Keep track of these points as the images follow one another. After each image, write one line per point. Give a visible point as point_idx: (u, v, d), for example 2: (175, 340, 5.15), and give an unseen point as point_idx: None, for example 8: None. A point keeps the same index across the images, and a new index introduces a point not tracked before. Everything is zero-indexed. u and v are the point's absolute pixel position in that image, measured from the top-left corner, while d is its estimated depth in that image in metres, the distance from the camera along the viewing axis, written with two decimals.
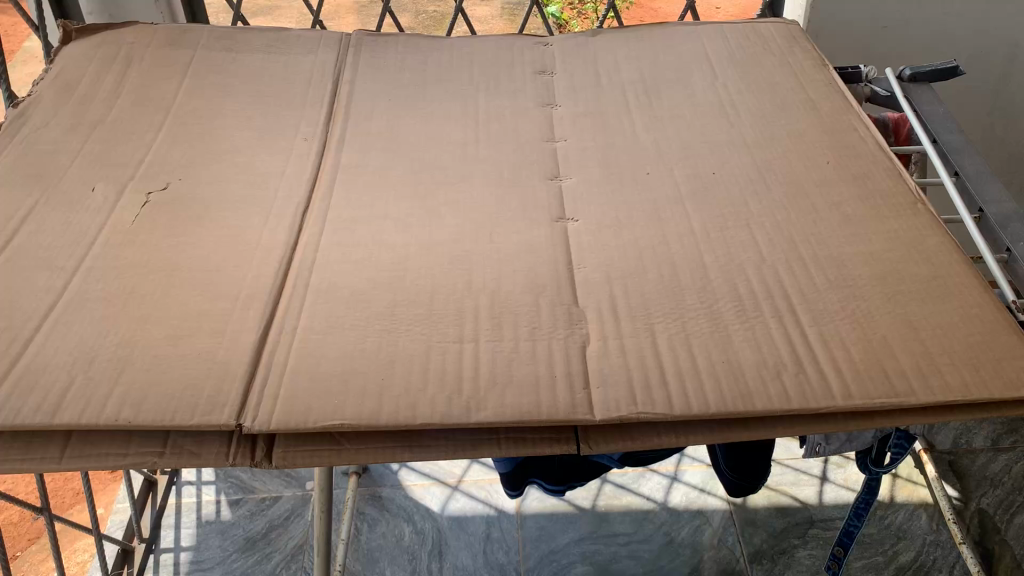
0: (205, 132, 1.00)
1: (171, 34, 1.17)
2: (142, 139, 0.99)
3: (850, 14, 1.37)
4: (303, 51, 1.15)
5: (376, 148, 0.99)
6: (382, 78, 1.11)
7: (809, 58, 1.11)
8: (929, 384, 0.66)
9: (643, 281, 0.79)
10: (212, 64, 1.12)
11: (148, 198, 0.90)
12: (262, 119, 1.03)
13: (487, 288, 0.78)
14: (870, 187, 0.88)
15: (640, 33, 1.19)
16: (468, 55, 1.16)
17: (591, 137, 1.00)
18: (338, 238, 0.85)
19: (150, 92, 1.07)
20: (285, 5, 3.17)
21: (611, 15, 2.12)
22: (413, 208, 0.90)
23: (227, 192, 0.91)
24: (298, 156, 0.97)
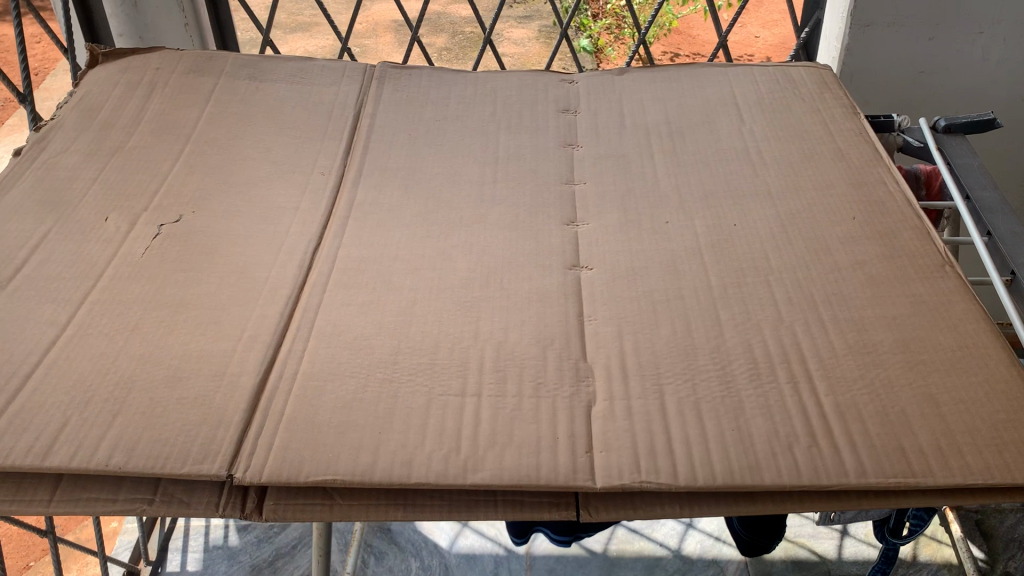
0: (223, 164, 1.00)
1: (196, 59, 1.17)
2: (159, 168, 0.99)
3: (885, 59, 1.34)
4: (327, 82, 1.15)
5: (392, 186, 0.98)
6: (404, 112, 1.10)
7: (840, 105, 1.08)
8: (949, 466, 0.63)
9: (655, 337, 0.76)
10: (236, 92, 1.12)
11: (159, 231, 0.89)
12: (280, 151, 1.03)
13: (494, 338, 0.76)
14: (896, 246, 0.85)
15: (667, 73, 1.17)
16: (492, 90, 1.15)
17: (611, 182, 0.98)
18: (347, 280, 0.84)
19: (171, 119, 1.07)
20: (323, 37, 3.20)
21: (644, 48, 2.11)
22: (426, 250, 0.88)
23: (240, 226, 0.91)
24: (313, 192, 0.97)
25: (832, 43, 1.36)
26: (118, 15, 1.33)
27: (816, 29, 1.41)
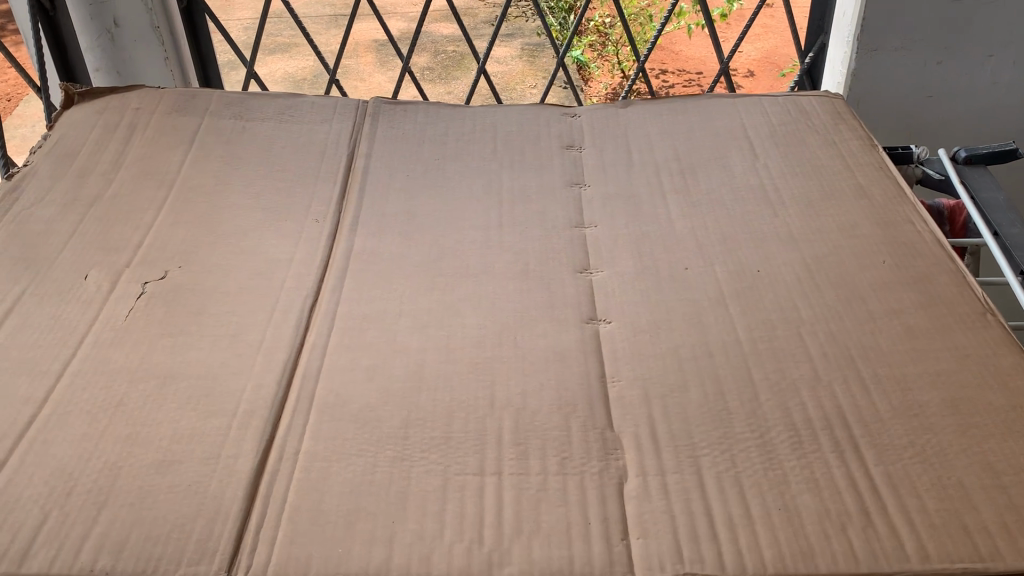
0: (210, 212, 0.94)
1: (178, 98, 1.11)
2: (141, 219, 0.92)
3: (892, 83, 1.30)
4: (318, 119, 1.09)
5: (392, 233, 0.92)
6: (400, 151, 1.04)
7: (856, 136, 1.04)
8: (1018, 546, 0.58)
9: (686, 400, 0.71)
10: (221, 133, 1.06)
11: (143, 289, 0.83)
12: (269, 197, 0.97)
13: (511, 406, 0.71)
14: (932, 292, 0.80)
15: (674, 105, 1.12)
16: (491, 126, 1.10)
17: (624, 224, 0.93)
18: (349, 341, 0.78)
19: (152, 164, 1.00)
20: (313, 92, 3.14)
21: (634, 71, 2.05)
22: (431, 305, 0.82)
23: (230, 281, 0.84)
24: (308, 242, 0.91)
25: (837, 67, 1.32)
26: (94, 49, 1.27)
27: (821, 53, 1.36)
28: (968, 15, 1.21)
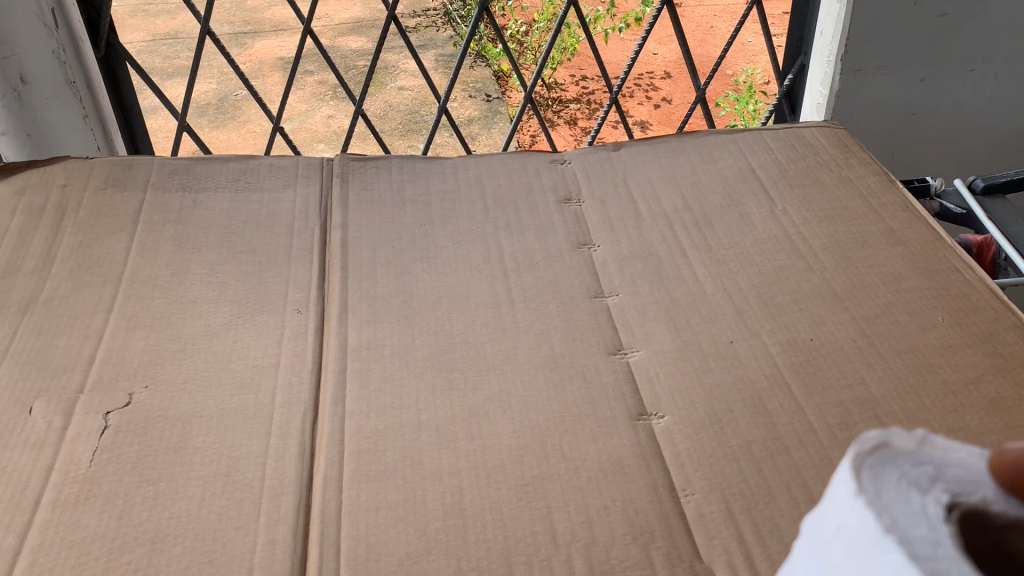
0: (170, 312, 0.80)
1: (112, 170, 0.96)
2: (89, 327, 0.78)
3: (878, 103, 1.23)
4: (278, 186, 0.97)
5: (389, 321, 0.80)
6: (379, 219, 0.92)
7: (872, 171, 0.97)
8: None
9: (775, 513, 0.62)
10: (169, 210, 0.92)
11: (106, 421, 0.69)
12: (238, 286, 0.84)
13: (577, 537, 0.60)
14: (1004, 354, 0.73)
15: (669, 146, 1.03)
16: (475, 181, 0.99)
17: (649, 290, 0.83)
18: (367, 470, 0.66)
19: (91, 255, 0.86)
20: (226, 112, 2.84)
21: None
22: (454, 412, 0.71)
23: (211, 402, 0.72)
24: (293, 340, 0.78)
25: (817, 89, 1.24)
26: None
27: (800, 75, 1.29)
28: (953, 29, 1.15)
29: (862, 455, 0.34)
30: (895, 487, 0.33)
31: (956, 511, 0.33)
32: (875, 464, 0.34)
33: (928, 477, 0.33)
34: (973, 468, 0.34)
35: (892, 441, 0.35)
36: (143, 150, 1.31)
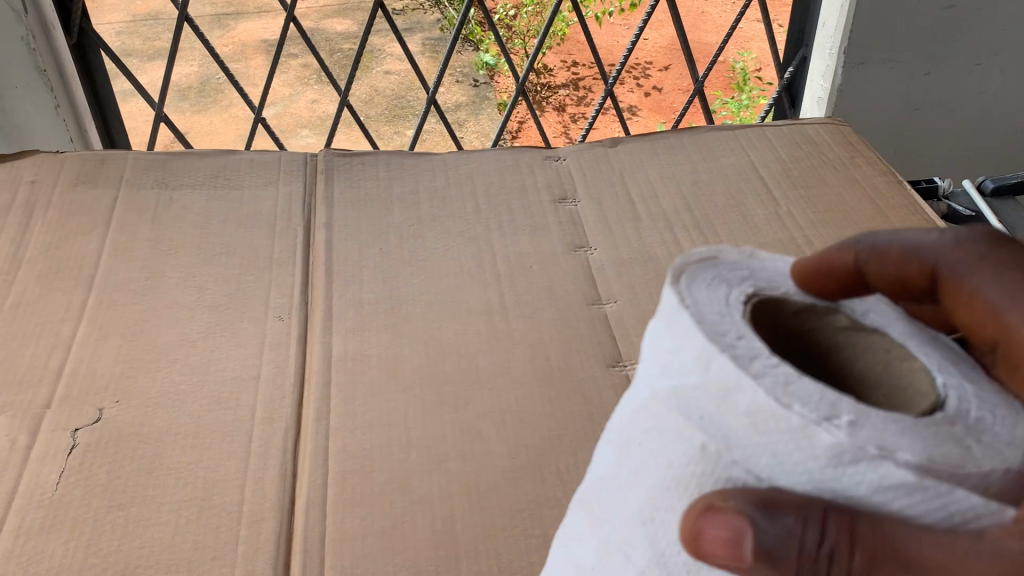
0: (144, 320, 0.76)
1: (83, 165, 0.91)
2: (58, 336, 0.74)
3: (881, 97, 1.19)
4: (260, 183, 0.92)
5: (377, 329, 0.76)
6: (365, 219, 0.88)
7: (878, 171, 0.93)
8: None
9: None
10: (143, 209, 0.87)
11: (74, 440, 0.65)
12: (216, 292, 0.79)
13: None
14: None
15: (669, 142, 0.99)
16: (466, 179, 0.94)
17: (648, 297, 0.79)
18: (353, 494, 0.62)
19: (61, 256, 0.81)
20: (208, 95, 2.77)
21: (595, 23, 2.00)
22: (446, 428, 0.67)
23: (188, 419, 0.68)
24: (275, 350, 0.74)
25: (819, 82, 1.20)
26: None
27: (801, 68, 1.25)
28: (961, 21, 1.11)
29: (690, 260, 0.45)
30: (710, 280, 0.44)
31: (755, 297, 0.45)
32: (698, 265, 0.46)
33: (740, 275, 0.46)
34: (780, 273, 0.49)
35: (717, 254, 0.47)
36: (120, 143, 1.26)
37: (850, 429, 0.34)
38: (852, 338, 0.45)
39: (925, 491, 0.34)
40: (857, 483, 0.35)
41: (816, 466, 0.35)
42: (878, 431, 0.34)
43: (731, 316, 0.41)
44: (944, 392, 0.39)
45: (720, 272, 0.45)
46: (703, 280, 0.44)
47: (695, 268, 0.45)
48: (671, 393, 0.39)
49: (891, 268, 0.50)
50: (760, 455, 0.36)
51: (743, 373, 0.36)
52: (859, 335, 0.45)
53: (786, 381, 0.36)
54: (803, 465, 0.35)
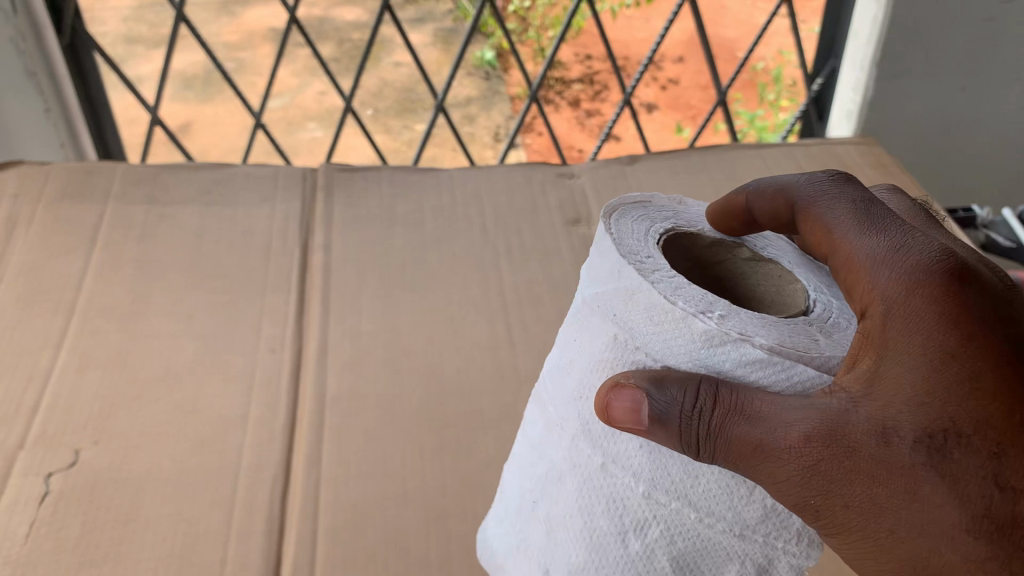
0: (128, 349, 0.71)
1: (68, 177, 0.86)
2: (35, 366, 0.69)
3: (911, 114, 1.14)
4: (256, 199, 0.87)
5: (376, 364, 0.72)
6: (366, 240, 0.84)
7: (914, 198, 0.89)
8: None
9: None
10: (132, 226, 0.82)
11: (46, 486, 0.61)
12: (206, 319, 0.75)
13: None
14: None
15: (689, 160, 0.94)
16: (474, 198, 0.89)
17: None
18: (345, 550, 0.58)
19: (42, 277, 0.77)
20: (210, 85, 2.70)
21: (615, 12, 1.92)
22: (446, 480, 0.63)
23: (170, 463, 0.63)
24: (265, 385, 0.69)
25: (848, 95, 1.15)
26: None
27: (830, 80, 1.19)
28: (1000, 35, 1.05)
29: (623, 203, 0.51)
30: (635, 219, 0.49)
31: (674, 233, 0.50)
32: (629, 207, 0.51)
33: (664, 216, 0.51)
34: (700, 217, 0.54)
35: (649, 200, 0.52)
36: (112, 146, 1.21)
37: (721, 318, 0.39)
38: (754, 269, 0.50)
39: (780, 367, 0.38)
40: (725, 361, 0.39)
41: (689, 346, 0.39)
42: (746, 324, 0.39)
43: (646, 245, 0.46)
44: (809, 302, 0.46)
45: (646, 211, 0.51)
46: (630, 215, 0.49)
47: (627, 207, 0.50)
48: (599, 299, 0.44)
49: (774, 209, 0.50)
50: (653, 340, 0.41)
51: (638, 274, 0.42)
52: (763, 266, 0.50)
53: (677, 286, 0.41)
54: (682, 346, 0.40)
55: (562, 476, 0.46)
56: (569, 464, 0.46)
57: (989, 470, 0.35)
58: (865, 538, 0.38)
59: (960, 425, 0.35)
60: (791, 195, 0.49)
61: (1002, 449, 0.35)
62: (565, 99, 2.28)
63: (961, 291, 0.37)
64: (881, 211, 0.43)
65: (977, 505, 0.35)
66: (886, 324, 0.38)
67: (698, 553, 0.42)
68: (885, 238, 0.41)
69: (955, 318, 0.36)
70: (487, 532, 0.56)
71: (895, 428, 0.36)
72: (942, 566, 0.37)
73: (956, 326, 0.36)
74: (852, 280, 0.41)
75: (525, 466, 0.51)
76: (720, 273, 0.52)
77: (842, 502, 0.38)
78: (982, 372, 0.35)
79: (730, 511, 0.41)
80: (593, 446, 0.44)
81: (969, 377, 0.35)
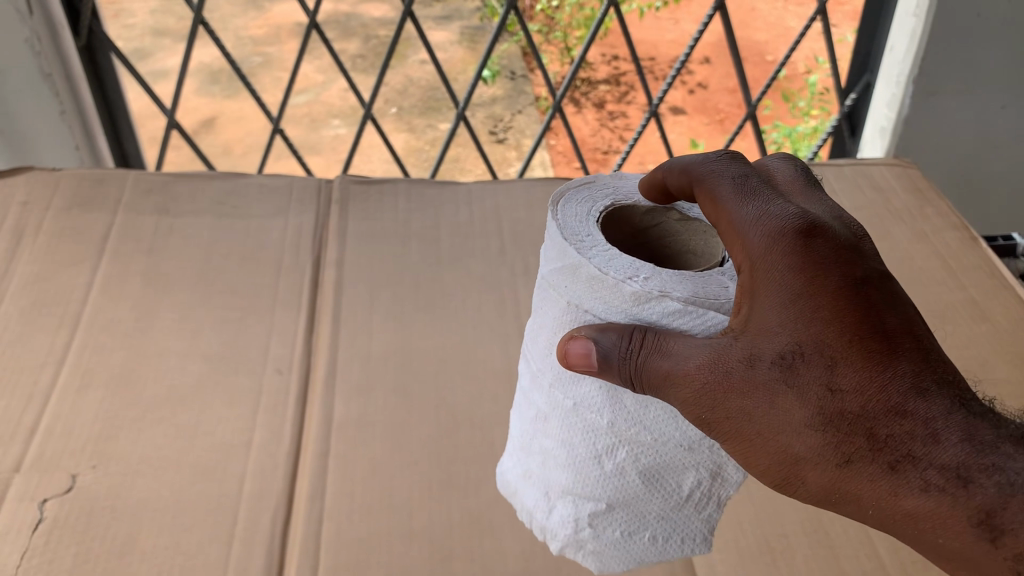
0: (132, 368, 0.69)
1: (79, 185, 0.85)
2: (35, 384, 0.67)
3: (948, 132, 1.10)
4: (269, 211, 0.85)
5: (385, 389, 0.69)
6: (380, 257, 0.81)
7: (951, 225, 0.86)
8: None
9: None
10: (141, 238, 0.80)
11: (40, 513, 0.58)
12: (212, 337, 0.72)
13: None
14: None
15: None
16: (493, 215, 0.87)
17: None
18: None
19: (48, 289, 0.75)
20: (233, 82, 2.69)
21: (643, 13, 1.87)
22: (454, 517, 0.60)
23: (168, 492, 0.61)
24: (270, 409, 0.67)
25: (882, 110, 1.10)
26: None
27: (865, 95, 1.14)
28: None
29: (569, 188, 0.51)
30: (577, 201, 0.49)
31: (612, 208, 0.50)
32: (576, 189, 0.51)
33: (604, 192, 0.51)
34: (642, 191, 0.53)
35: (593, 181, 0.52)
36: (127, 147, 1.20)
37: (644, 278, 0.42)
38: (687, 229, 0.50)
39: (696, 317, 0.41)
40: (653, 313, 0.42)
41: (619, 304, 0.42)
42: (667, 280, 0.42)
43: (588, 223, 0.47)
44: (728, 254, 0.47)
45: (587, 192, 0.51)
46: (574, 198, 0.50)
47: (572, 191, 0.50)
48: (552, 272, 0.46)
49: (688, 189, 0.47)
50: (595, 302, 0.43)
51: (580, 252, 0.44)
52: (693, 225, 0.50)
53: (610, 258, 0.43)
54: (617, 305, 0.42)
55: (546, 417, 0.49)
56: (550, 407, 0.48)
57: (831, 379, 0.39)
58: (744, 450, 0.42)
59: (810, 345, 0.39)
60: (688, 170, 0.46)
61: (841, 359, 0.39)
62: (590, 100, 2.21)
63: (812, 236, 0.41)
64: (755, 180, 0.45)
65: (825, 409, 0.39)
66: (757, 271, 0.41)
67: (663, 467, 0.46)
68: (754, 198, 0.43)
69: (805, 258, 0.40)
70: (504, 469, 0.58)
71: (759, 350, 0.40)
72: (805, 464, 0.40)
73: (805, 261, 0.40)
74: (732, 242, 0.43)
75: (520, 410, 0.54)
76: (654, 237, 0.51)
77: (722, 420, 0.41)
78: (824, 299, 0.39)
79: (679, 432, 0.45)
80: (566, 395, 0.47)
81: (815, 305, 0.39)
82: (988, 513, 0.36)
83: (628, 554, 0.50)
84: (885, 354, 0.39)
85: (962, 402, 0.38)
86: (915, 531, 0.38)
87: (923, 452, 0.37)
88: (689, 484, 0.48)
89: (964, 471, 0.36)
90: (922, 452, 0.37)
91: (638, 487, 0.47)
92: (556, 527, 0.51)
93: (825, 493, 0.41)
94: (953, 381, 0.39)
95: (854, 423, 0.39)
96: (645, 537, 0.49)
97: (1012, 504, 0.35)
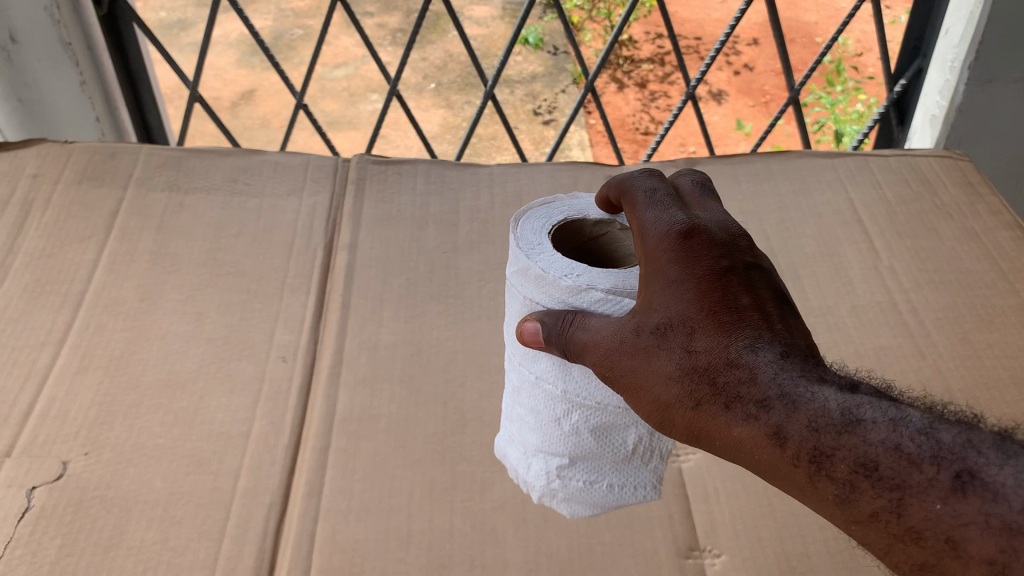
0: (134, 351, 0.67)
1: (91, 159, 0.83)
2: (34, 366, 0.65)
3: (1003, 123, 1.04)
4: (283, 191, 0.82)
5: (391, 382, 0.66)
6: (395, 242, 0.78)
7: (1002, 223, 0.80)
8: None
9: None
10: (150, 214, 0.78)
11: (28, 501, 0.56)
12: (217, 321, 0.70)
13: None
14: None
15: (755, 168, 0.87)
16: (515, 200, 0.83)
17: None
18: None
19: (52, 266, 0.73)
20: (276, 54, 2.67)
21: None
22: (455, 523, 0.57)
23: (159, 483, 0.58)
24: (272, 399, 0.64)
25: (934, 98, 1.04)
26: None
27: (916, 81, 1.07)
28: None
29: (532, 204, 0.55)
30: (537, 212, 0.53)
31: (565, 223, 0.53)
32: (537, 204, 0.55)
33: (561, 202, 0.55)
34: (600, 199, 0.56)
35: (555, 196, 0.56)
36: (149, 118, 1.17)
37: (576, 274, 0.47)
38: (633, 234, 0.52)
39: (618, 305, 0.46)
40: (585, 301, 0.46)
41: (558, 295, 0.47)
42: (595, 276, 0.47)
43: (541, 229, 0.51)
44: None
45: (548, 206, 0.54)
46: (534, 211, 0.54)
47: (534, 206, 0.55)
48: (511, 273, 0.51)
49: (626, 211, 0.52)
50: (537, 295, 0.48)
51: (528, 255, 0.48)
52: None
53: (553, 259, 0.48)
54: (555, 296, 0.47)
55: (518, 391, 0.53)
56: (521, 382, 0.53)
57: (688, 343, 0.42)
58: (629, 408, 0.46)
59: (676, 317, 0.43)
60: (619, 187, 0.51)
61: (697, 327, 0.42)
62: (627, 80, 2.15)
63: (691, 237, 0.46)
64: (665, 195, 0.50)
65: (682, 368, 0.42)
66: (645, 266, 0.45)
67: (609, 425, 0.50)
68: (656, 208, 0.48)
69: (680, 252, 0.45)
70: (502, 434, 0.61)
71: (642, 321, 0.43)
72: (669, 415, 0.44)
73: (680, 255, 0.45)
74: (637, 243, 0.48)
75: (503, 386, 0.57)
76: (605, 244, 0.54)
77: (609, 384, 0.45)
78: (689, 279, 0.44)
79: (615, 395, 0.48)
80: (529, 369, 0.51)
81: (681, 284, 0.44)
82: (780, 429, 0.39)
83: (592, 501, 0.53)
84: (732, 321, 0.42)
85: (789, 352, 0.41)
86: (743, 459, 0.41)
87: (748, 392, 0.40)
88: (633, 439, 0.51)
89: (769, 400, 0.40)
90: (748, 393, 0.40)
91: (592, 444, 0.51)
92: (534, 479, 0.54)
93: (687, 440, 0.44)
94: (789, 340, 0.42)
95: (703, 375, 0.42)
96: (604, 486, 0.53)
97: (797, 418, 0.39)
